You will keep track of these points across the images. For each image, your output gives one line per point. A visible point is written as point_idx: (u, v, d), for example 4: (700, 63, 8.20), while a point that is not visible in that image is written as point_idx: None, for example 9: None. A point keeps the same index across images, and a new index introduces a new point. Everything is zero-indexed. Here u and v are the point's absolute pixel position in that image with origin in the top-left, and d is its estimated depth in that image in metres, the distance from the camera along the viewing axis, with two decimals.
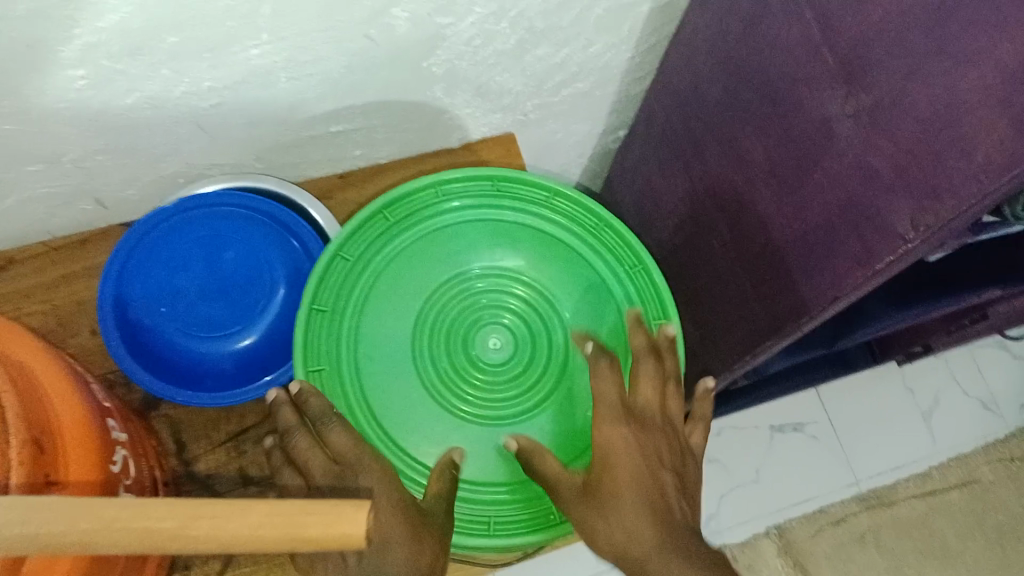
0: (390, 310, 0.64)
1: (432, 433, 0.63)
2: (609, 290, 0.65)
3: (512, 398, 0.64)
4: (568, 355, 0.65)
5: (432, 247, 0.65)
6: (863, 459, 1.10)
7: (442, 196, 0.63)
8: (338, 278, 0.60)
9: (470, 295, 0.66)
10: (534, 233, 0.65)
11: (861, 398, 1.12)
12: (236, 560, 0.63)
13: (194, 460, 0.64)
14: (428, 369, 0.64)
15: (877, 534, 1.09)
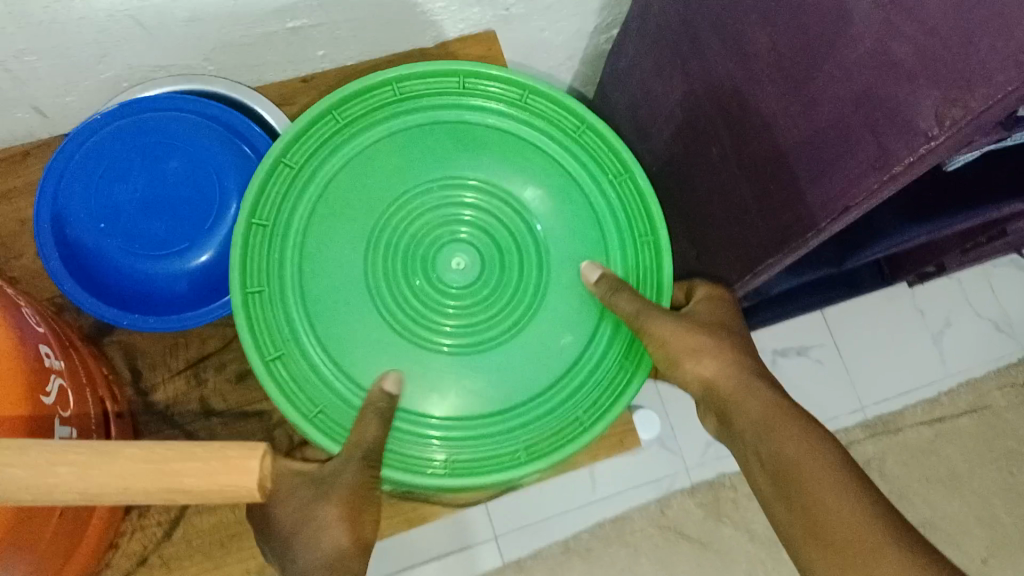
0: (343, 225, 0.59)
1: (384, 364, 0.58)
2: (587, 201, 0.61)
3: (473, 324, 0.59)
4: (541, 276, 0.60)
5: (392, 153, 0.60)
6: (868, 383, 1.06)
7: (405, 96, 0.58)
8: (281, 185, 0.56)
9: (432, 209, 0.60)
10: (508, 142, 0.61)
11: (868, 321, 1.08)
12: None
13: (151, 390, 0.60)
14: (384, 290, 0.59)
15: (882, 461, 1.05)
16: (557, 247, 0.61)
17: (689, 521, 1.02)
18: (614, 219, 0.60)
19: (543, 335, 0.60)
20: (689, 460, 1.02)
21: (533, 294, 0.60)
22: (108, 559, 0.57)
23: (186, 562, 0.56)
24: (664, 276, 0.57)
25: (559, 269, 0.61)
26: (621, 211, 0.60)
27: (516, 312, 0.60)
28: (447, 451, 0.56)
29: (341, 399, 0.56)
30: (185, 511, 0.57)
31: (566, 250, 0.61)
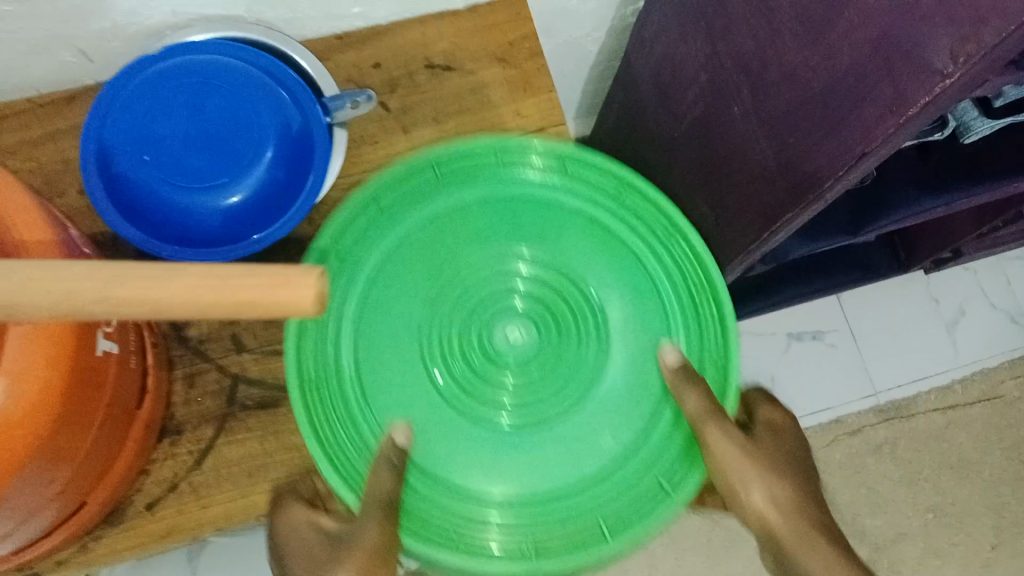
0: (409, 277, 0.60)
1: (422, 419, 0.59)
2: (661, 303, 0.61)
3: (516, 399, 0.60)
4: (601, 362, 0.61)
5: (478, 216, 0.61)
6: (880, 368, 1.07)
7: (512, 165, 0.60)
8: (364, 221, 0.58)
9: (501, 279, 0.61)
10: (595, 227, 0.62)
11: (882, 307, 1.09)
12: (229, 427, 0.60)
13: (185, 325, 0.62)
14: (433, 347, 0.60)
15: (894, 445, 1.05)
16: (624, 344, 0.61)
17: None
18: (686, 325, 0.61)
19: (589, 427, 0.60)
20: None
21: (588, 381, 0.61)
22: (138, 485, 0.58)
23: (216, 488, 0.59)
24: (731, 384, 0.58)
25: (618, 366, 0.61)
26: (693, 314, 0.60)
27: (568, 396, 0.60)
28: (458, 521, 0.57)
29: (361, 442, 0.57)
30: (216, 442, 0.60)
31: (632, 344, 0.61)
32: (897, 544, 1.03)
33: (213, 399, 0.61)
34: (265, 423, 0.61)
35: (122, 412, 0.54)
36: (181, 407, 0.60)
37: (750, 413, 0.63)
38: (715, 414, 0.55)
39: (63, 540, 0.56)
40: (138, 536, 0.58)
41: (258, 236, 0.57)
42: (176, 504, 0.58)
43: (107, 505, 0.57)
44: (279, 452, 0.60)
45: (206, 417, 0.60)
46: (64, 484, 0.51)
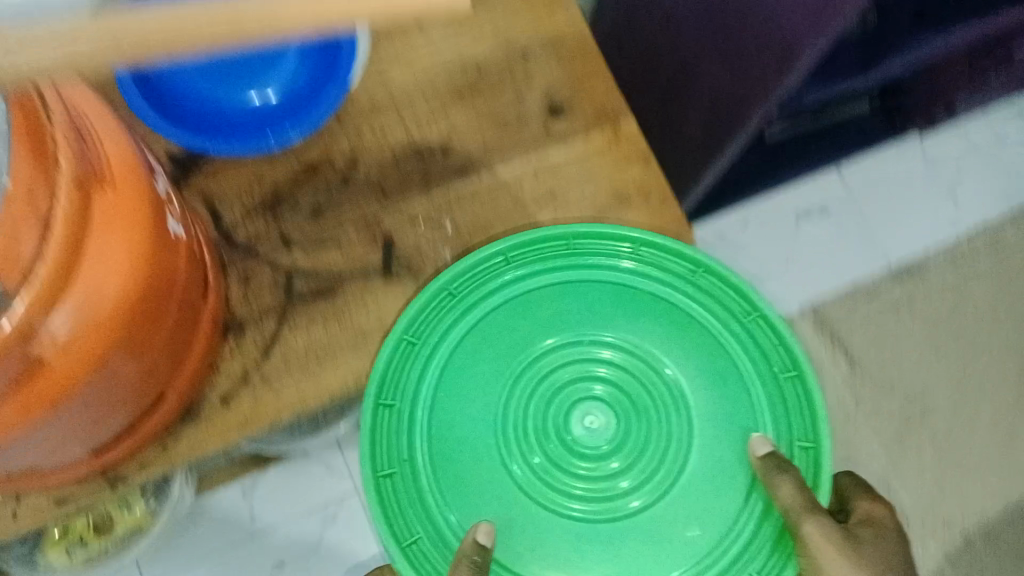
0: (484, 366, 0.67)
1: (501, 512, 0.65)
2: (745, 388, 0.66)
3: (591, 485, 0.66)
4: (680, 444, 0.66)
5: (553, 300, 0.67)
6: (889, 234, 1.12)
7: (590, 254, 0.66)
8: (440, 310, 0.64)
9: (576, 369, 0.68)
10: (673, 312, 0.67)
11: (885, 176, 1.15)
12: (291, 318, 0.62)
13: (233, 229, 0.63)
14: (509, 440, 0.66)
15: (910, 302, 1.11)
16: (706, 428, 0.66)
17: None
18: (772, 411, 0.65)
19: (671, 519, 0.64)
20: None
21: (672, 464, 0.66)
22: (210, 381, 0.61)
23: (287, 376, 0.61)
24: (825, 474, 0.63)
25: (705, 450, 0.66)
26: (784, 401, 0.65)
27: (653, 485, 0.65)
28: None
29: (442, 541, 0.62)
30: (280, 334, 0.62)
31: (714, 431, 0.66)
32: (927, 394, 1.09)
33: (272, 294, 0.63)
34: (324, 310, 0.63)
35: (192, 309, 0.55)
36: (241, 305, 0.62)
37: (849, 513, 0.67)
38: (811, 509, 0.58)
39: (143, 440, 0.57)
40: (218, 428, 0.60)
41: (298, 130, 0.59)
42: (251, 395, 0.61)
43: (184, 403, 0.59)
44: (341, 336, 0.63)
45: (267, 311, 0.62)
46: (144, 380, 0.52)
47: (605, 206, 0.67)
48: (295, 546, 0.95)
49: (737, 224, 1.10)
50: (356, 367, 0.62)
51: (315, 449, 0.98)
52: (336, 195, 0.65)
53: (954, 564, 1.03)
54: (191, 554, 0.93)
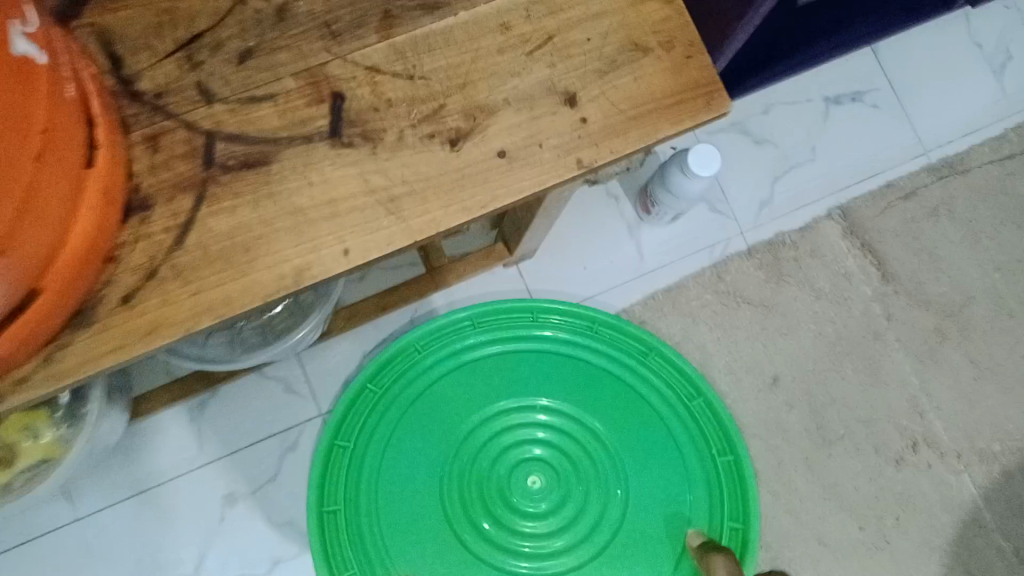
0: (441, 427, 0.75)
1: (447, 565, 0.73)
2: (681, 466, 0.76)
3: (534, 545, 0.76)
4: (614, 514, 0.76)
5: (508, 369, 0.77)
6: (927, 125, 1.01)
7: (529, 333, 0.77)
8: (406, 364, 0.75)
9: (525, 432, 0.77)
10: (617, 390, 0.77)
11: (925, 58, 1.03)
12: (211, 194, 0.49)
13: (137, 78, 0.49)
14: (460, 501, 0.75)
15: (950, 205, 0.99)
16: (642, 498, 0.76)
17: (748, 286, 0.92)
18: (707, 492, 0.75)
19: None
20: (743, 222, 0.94)
21: (606, 531, 0.75)
22: (108, 276, 0.47)
23: (205, 269, 0.48)
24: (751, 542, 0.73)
25: (637, 521, 0.75)
26: (719, 482, 0.75)
27: (587, 548, 0.75)
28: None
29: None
30: (199, 215, 0.48)
31: (646, 505, 0.75)
32: (966, 309, 0.96)
33: (187, 163, 0.49)
34: (255, 184, 0.49)
35: (71, 177, 0.41)
36: (147, 177, 0.48)
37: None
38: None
39: (19, 352, 0.44)
40: (117, 335, 0.47)
41: None
42: (160, 292, 0.47)
43: (72, 303, 0.45)
44: (276, 219, 0.49)
45: (181, 185, 0.48)
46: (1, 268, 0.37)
47: (618, 56, 0.53)
48: (249, 479, 0.83)
49: (757, 113, 0.97)
50: (293, 259, 0.48)
51: (272, 369, 0.85)
52: (270, 36, 0.50)
53: (994, 500, 0.92)
54: (134, 484, 0.82)
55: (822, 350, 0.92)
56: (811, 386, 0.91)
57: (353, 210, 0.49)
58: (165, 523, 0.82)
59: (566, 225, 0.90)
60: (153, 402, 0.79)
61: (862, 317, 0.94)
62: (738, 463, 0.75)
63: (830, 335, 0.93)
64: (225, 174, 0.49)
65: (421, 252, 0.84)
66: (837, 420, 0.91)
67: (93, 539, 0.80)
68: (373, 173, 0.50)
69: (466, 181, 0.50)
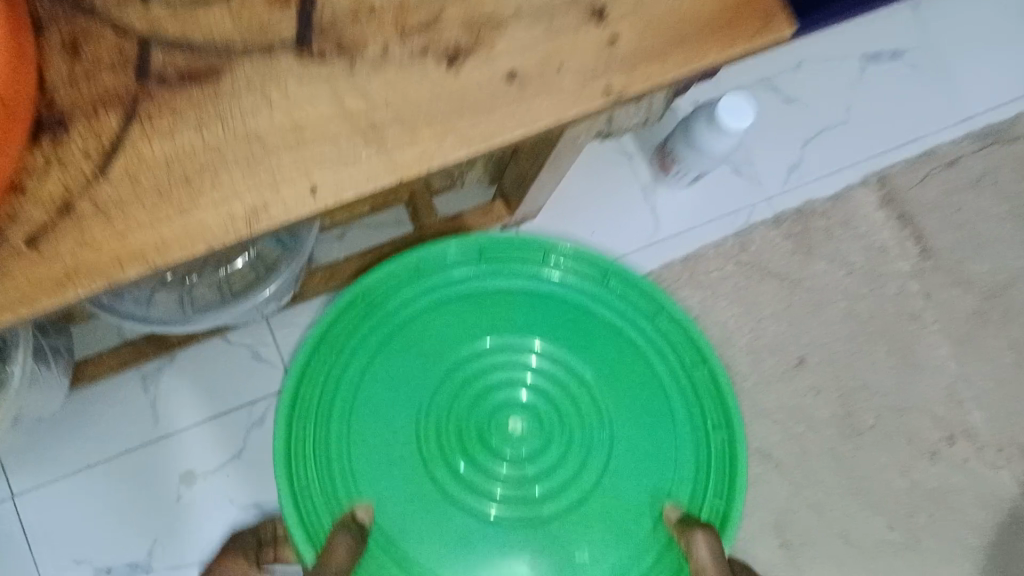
0: (425, 353, 0.66)
1: (400, 507, 0.63)
2: (674, 437, 0.66)
3: (506, 493, 0.65)
4: (597, 472, 0.66)
5: (506, 306, 0.67)
6: (972, 87, 0.91)
7: (530, 269, 0.67)
8: (399, 283, 0.65)
9: (517, 372, 0.67)
10: (621, 347, 0.67)
11: (971, 13, 0.93)
12: (145, 113, 0.39)
13: None
14: (434, 435, 0.65)
15: (996, 175, 0.89)
16: (628, 461, 0.66)
17: (774, 258, 0.83)
18: (693, 472, 0.65)
19: (570, 541, 0.64)
20: (770, 188, 0.84)
21: (585, 489, 0.65)
22: (9, 212, 0.37)
23: (135, 206, 0.38)
24: (730, 530, 0.63)
25: (619, 486, 0.65)
26: (710, 464, 0.65)
27: (563, 504, 0.65)
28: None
29: (332, 503, 0.62)
30: (129, 139, 0.38)
31: (632, 470, 0.66)
32: (1010, 289, 0.87)
33: (116, 74, 0.39)
34: (202, 102, 0.39)
35: None
36: (65, 91, 0.38)
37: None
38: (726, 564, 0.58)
39: None
40: (18, 286, 0.36)
41: None
42: (75, 233, 0.37)
43: None
44: (226, 146, 0.39)
45: (107, 102, 0.38)
46: None
47: None
48: (210, 455, 0.74)
49: (787, 68, 0.87)
50: (246, 196, 0.39)
51: (237, 336, 0.76)
52: None
53: None
54: (78, 459, 0.72)
55: (852, 331, 0.83)
56: (838, 370, 0.83)
57: (323, 137, 0.39)
58: (114, 503, 0.72)
59: (573, 184, 0.80)
60: (94, 366, 0.69)
61: (897, 295, 0.85)
62: (732, 443, 0.65)
63: (861, 314, 0.84)
64: (164, 89, 0.39)
65: (409, 205, 0.74)
66: (866, 408, 0.82)
67: (30, 518, 0.71)
68: (349, 93, 0.40)
69: (465, 108, 0.40)
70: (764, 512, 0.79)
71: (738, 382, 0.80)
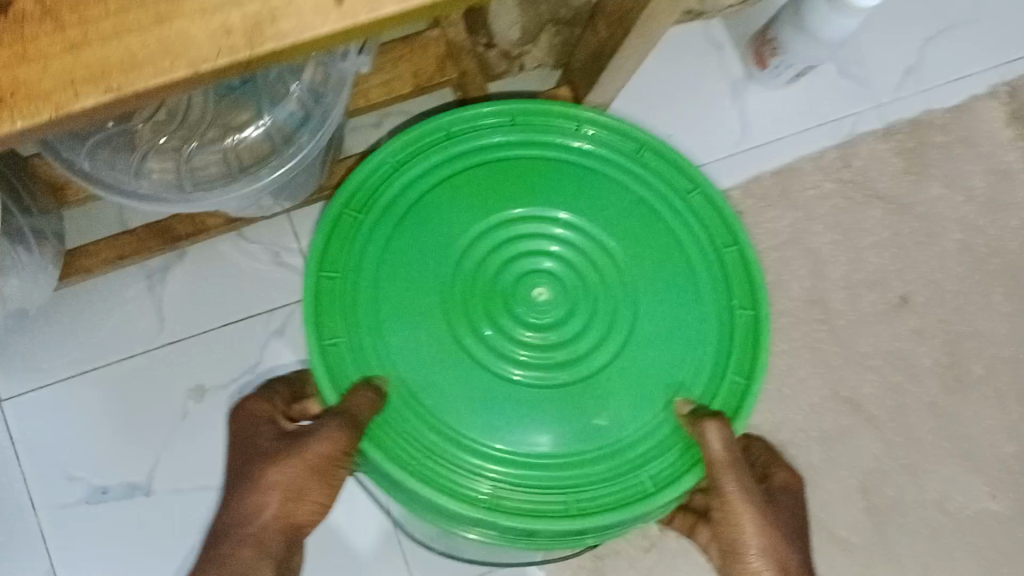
0: (440, 201, 0.53)
1: (412, 372, 0.50)
2: (700, 314, 0.53)
3: (523, 367, 0.52)
4: (615, 344, 0.52)
5: (533, 164, 0.54)
6: None
7: (560, 131, 0.54)
8: (421, 135, 0.53)
9: (541, 233, 0.54)
10: (651, 220, 0.54)
11: None
12: None
13: None
14: (444, 292, 0.52)
15: None
16: (649, 337, 0.53)
17: (881, 176, 0.71)
18: (715, 352, 0.53)
19: (581, 416, 0.51)
20: (884, 92, 0.71)
21: (602, 361, 0.52)
22: None
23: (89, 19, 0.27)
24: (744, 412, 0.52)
25: (641, 363, 0.52)
26: (729, 342, 0.53)
27: (583, 377, 0.52)
28: (435, 461, 0.49)
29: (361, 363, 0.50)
30: None
31: (654, 347, 0.52)
32: None
33: None
34: None
35: None
36: None
37: (766, 476, 0.57)
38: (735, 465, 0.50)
39: None
40: None
41: None
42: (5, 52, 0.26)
43: None
44: None
45: None
46: None
47: None
48: (221, 367, 0.64)
49: None
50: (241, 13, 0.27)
51: (257, 234, 0.66)
52: None
53: None
54: (72, 364, 0.63)
55: (966, 268, 0.71)
56: (947, 311, 0.71)
57: None
58: (112, 415, 0.63)
59: (651, 74, 0.68)
60: (89, 258, 0.60)
61: (1021, 229, 0.73)
62: (755, 323, 0.53)
63: (978, 247, 0.72)
64: None
65: (458, 91, 0.62)
66: (976, 357, 0.71)
67: (18, 427, 0.63)
68: None
69: None
70: (850, 470, 0.68)
71: (831, 319, 0.69)
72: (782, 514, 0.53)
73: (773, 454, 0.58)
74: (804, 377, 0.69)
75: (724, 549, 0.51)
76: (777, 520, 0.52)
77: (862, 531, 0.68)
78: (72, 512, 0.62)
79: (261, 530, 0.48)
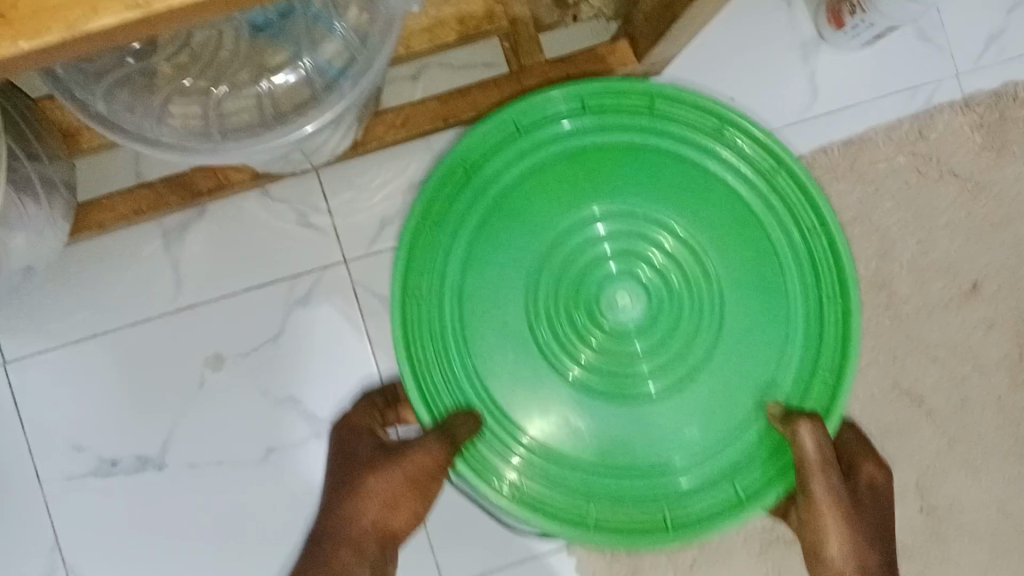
0: (529, 211, 0.54)
1: (503, 386, 0.53)
2: (789, 310, 0.54)
3: (611, 371, 0.54)
4: (704, 349, 0.54)
5: (619, 158, 0.54)
6: None
7: (643, 126, 0.53)
8: (500, 134, 0.52)
9: (629, 237, 0.54)
10: (737, 211, 0.54)
11: None
12: None
13: None
14: (533, 302, 0.53)
15: None
16: (737, 343, 0.54)
17: (955, 152, 0.65)
18: (802, 348, 0.54)
19: (673, 421, 0.54)
20: (962, 59, 0.65)
21: (692, 365, 0.54)
22: None
23: None
24: (837, 409, 0.52)
25: (727, 369, 0.54)
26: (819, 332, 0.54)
27: (674, 380, 0.54)
28: (536, 466, 0.53)
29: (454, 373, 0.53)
30: None
31: (742, 351, 0.54)
32: None
33: None
34: None
35: None
36: None
37: (851, 468, 0.53)
38: (830, 466, 0.48)
39: None
40: None
41: None
42: None
43: None
44: None
45: None
46: None
47: None
48: (242, 336, 0.60)
49: None
50: None
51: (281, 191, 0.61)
52: None
53: None
54: (83, 325, 0.59)
55: None
56: (1021, 300, 0.66)
57: None
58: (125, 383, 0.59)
59: (715, 31, 0.62)
60: (103, 212, 0.55)
61: None
62: (846, 313, 0.53)
63: None
64: None
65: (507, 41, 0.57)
66: None
67: (23, 393, 0.58)
68: None
69: None
70: (908, 466, 0.64)
71: (897, 305, 0.64)
72: (865, 515, 0.50)
73: (863, 446, 0.54)
74: (864, 364, 0.64)
75: (805, 548, 0.50)
76: (856, 523, 0.49)
77: (917, 531, 0.64)
78: (80, 485, 0.58)
79: (359, 531, 0.50)
